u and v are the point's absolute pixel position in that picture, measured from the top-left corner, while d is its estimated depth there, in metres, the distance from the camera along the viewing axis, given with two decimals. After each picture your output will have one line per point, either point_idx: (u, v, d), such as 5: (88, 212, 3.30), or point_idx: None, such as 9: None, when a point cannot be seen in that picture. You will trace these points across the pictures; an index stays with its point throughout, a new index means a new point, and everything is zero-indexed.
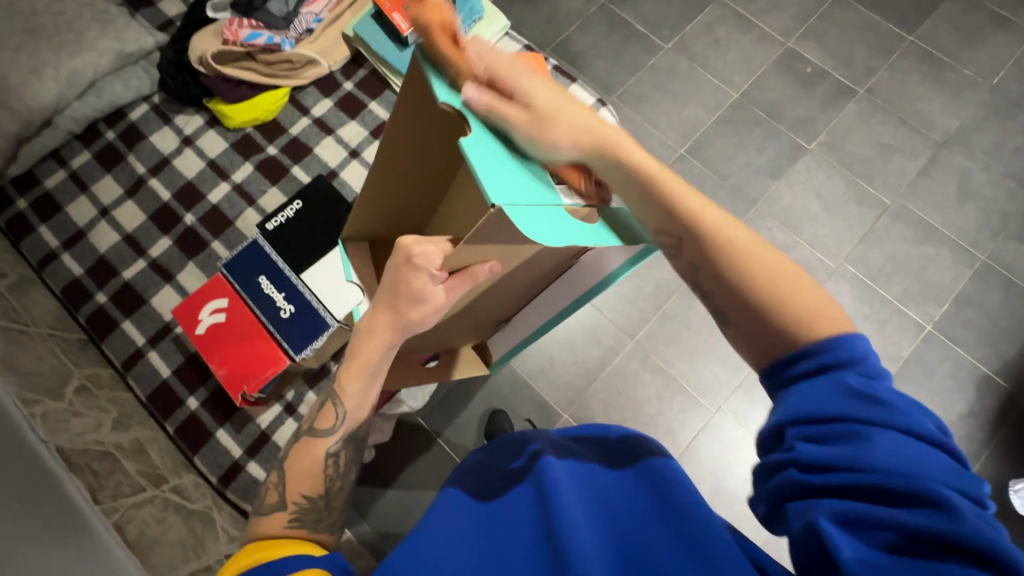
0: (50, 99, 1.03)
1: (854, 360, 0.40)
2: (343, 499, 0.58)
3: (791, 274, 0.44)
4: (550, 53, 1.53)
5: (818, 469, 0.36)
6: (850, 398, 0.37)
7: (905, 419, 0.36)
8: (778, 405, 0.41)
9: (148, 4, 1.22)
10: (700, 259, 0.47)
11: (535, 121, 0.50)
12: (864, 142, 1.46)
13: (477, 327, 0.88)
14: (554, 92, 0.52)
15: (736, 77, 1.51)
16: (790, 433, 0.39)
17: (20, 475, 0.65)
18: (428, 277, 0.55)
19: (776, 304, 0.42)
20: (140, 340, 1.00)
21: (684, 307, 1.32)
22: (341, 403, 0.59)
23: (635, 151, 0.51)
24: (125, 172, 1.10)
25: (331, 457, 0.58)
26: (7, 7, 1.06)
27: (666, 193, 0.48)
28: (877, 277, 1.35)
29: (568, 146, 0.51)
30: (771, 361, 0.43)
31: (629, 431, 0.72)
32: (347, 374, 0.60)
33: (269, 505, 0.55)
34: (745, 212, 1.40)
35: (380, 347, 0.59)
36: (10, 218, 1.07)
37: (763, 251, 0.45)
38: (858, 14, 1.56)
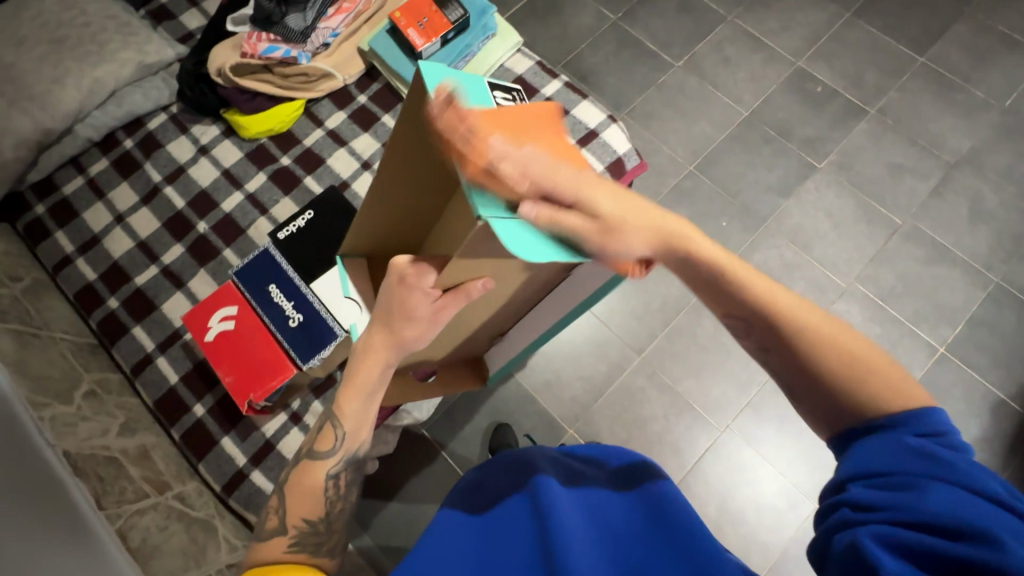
0: (72, 108, 1.06)
1: (924, 427, 0.41)
2: (344, 522, 0.59)
3: (865, 350, 0.44)
4: (561, 69, 1.54)
5: (871, 507, 0.39)
6: (913, 455, 0.39)
7: (965, 473, 0.38)
8: (841, 459, 0.43)
9: (170, 18, 1.26)
10: (773, 343, 0.47)
11: (602, 230, 0.48)
12: (874, 161, 1.46)
13: (471, 342, 0.87)
14: (616, 192, 0.50)
15: (746, 95, 1.52)
16: (849, 479, 0.41)
17: (28, 478, 0.66)
18: (423, 293, 0.54)
19: (851, 385, 0.44)
20: (149, 346, 1.00)
21: (693, 323, 1.31)
22: (340, 424, 0.58)
23: (703, 244, 0.50)
24: (142, 180, 1.12)
25: (331, 479, 0.58)
26: (34, 19, 1.09)
27: (743, 288, 0.48)
28: (888, 297, 1.34)
29: (641, 247, 0.50)
30: (841, 430, 0.45)
31: (621, 449, 0.72)
32: (342, 397, 0.59)
33: (269, 530, 0.54)
34: (754, 230, 1.40)
35: (377, 366, 0.57)
36: (28, 223, 1.09)
37: (840, 331, 0.45)
38: (868, 35, 1.57)
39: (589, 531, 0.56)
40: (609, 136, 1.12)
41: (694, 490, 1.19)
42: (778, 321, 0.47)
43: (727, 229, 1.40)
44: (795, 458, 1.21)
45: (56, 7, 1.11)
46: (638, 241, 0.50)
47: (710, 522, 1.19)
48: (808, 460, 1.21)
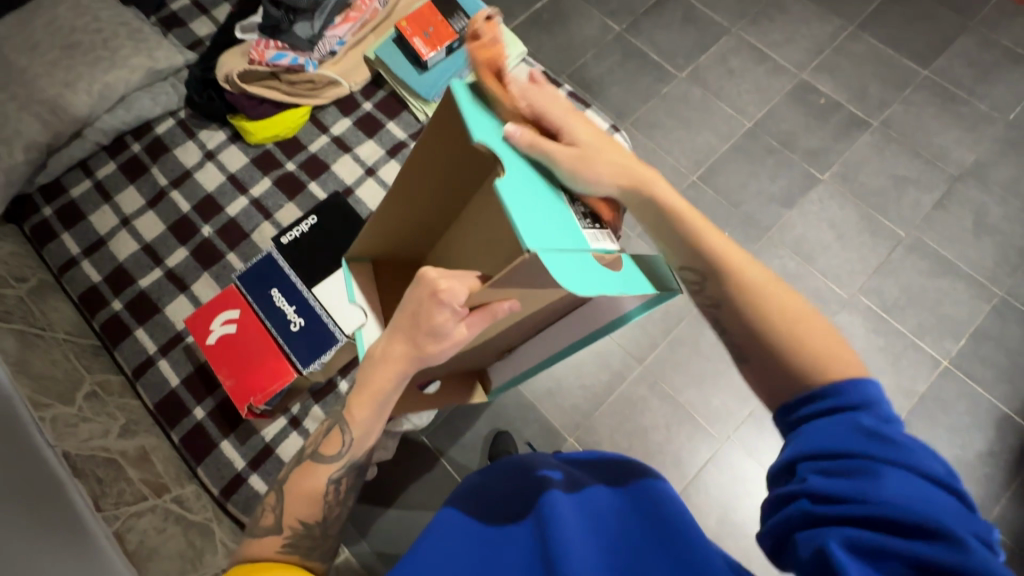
0: (82, 112, 1.07)
1: (867, 402, 0.42)
2: (338, 527, 0.59)
3: (803, 309, 0.48)
4: (566, 78, 1.56)
5: (829, 499, 0.39)
6: (860, 438, 0.40)
7: (913, 457, 0.39)
8: (790, 442, 0.44)
9: (181, 25, 1.28)
10: (723, 296, 0.50)
11: (577, 157, 0.53)
12: (878, 173, 1.46)
13: (475, 357, 0.86)
14: (592, 132, 0.56)
15: (749, 106, 1.53)
16: (805, 467, 0.41)
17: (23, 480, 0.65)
18: (450, 313, 0.53)
19: (790, 343, 0.46)
20: (152, 348, 1.01)
21: (694, 333, 1.31)
22: (349, 430, 0.59)
23: (669, 191, 0.55)
24: (148, 184, 1.13)
25: (333, 484, 0.58)
26: (47, 25, 1.11)
27: (692, 229, 0.52)
28: (891, 309, 1.33)
29: (610, 182, 0.54)
30: (786, 399, 0.46)
31: (619, 455, 0.72)
32: (356, 402, 0.59)
33: (264, 528, 0.54)
34: (756, 240, 1.40)
35: (393, 376, 0.57)
36: (35, 224, 1.10)
37: (781, 293, 0.49)
38: (871, 48, 1.58)
39: (589, 530, 0.56)
40: None
41: (694, 501, 1.18)
42: (726, 278, 0.50)
43: (730, 239, 1.40)
44: None
45: (69, 14, 1.13)
46: (608, 175, 0.54)
47: (710, 534, 1.18)
48: None
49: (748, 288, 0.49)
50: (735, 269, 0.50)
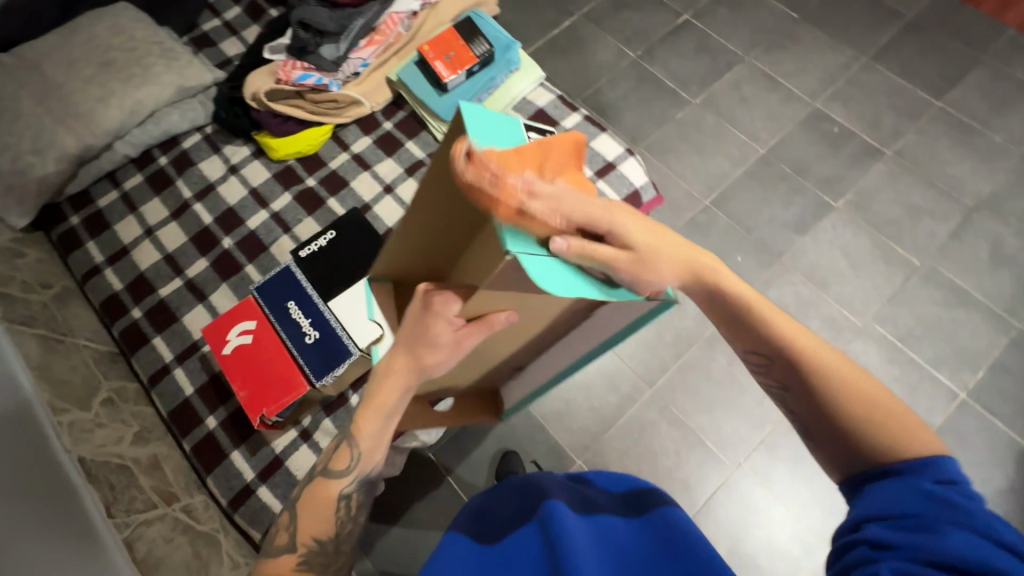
0: (113, 126, 1.11)
1: (938, 474, 0.44)
2: (351, 543, 0.59)
3: (877, 391, 0.49)
4: (581, 102, 1.59)
5: (887, 546, 0.41)
6: (929, 500, 0.42)
7: (982, 521, 0.40)
8: (856, 504, 0.46)
9: (211, 45, 1.33)
10: (792, 381, 0.52)
11: (636, 261, 0.50)
12: (891, 202, 1.46)
13: (488, 374, 0.87)
14: (645, 223, 0.52)
15: (762, 133, 1.54)
16: (868, 522, 0.43)
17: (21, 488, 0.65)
18: (447, 323, 0.55)
19: (859, 423, 0.48)
20: (167, 357, 1.02)
21: (706, 357, 1.30)
22: (356, 445, 0.58)
23: (732, 279, 0.53)
24: (173, 196, 1.16)
25: (343, 499, 0.58)
26: (85, 43, 1.16)
27: (764, 320, 0.52)
28: (906, 339, 1.32)
29: (673, 277, 0.52)
30: (857, 473, 0.48)
31: (631, 479, 0.71)
32: (361, 416, 0.58)
33: (278, 546, 0.55)
34: (769, 266, 1.40)
35: (396, 389, 0.58)
36: (62, 232, 1.13)
37: (845, 370, 0.50)
38: (885, 78, 1.60)
39: (600, 554, 0.56)
40: (626, 168, 1.14)
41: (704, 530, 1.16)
42: (794, 362, 0.51)
43: (742, 263, 1.40)
44: (810, 501, 1.17)
45: (106, 32, 1.18)
46: (670, 268, 0.52)
47: None
48: (824, 504, 1.17)
49: (819, 374, 0.50)
50: (804, 351, 0.51)
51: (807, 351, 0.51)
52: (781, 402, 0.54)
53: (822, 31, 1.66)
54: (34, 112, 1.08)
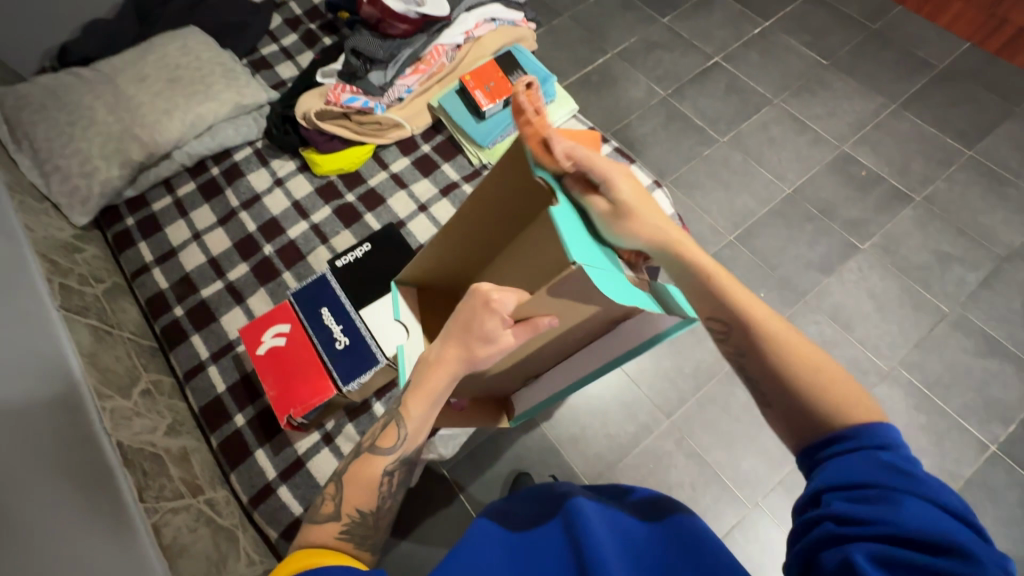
0: (173, 136, 1.20)
1: (884, 442, 0.44)
2: (388, 519, 0.61)
3: (822, 359, 0.49)
4: (611, 136, 1.64)
5: (850, 520, 0.40)
6: (882, 470, 0.42)
7: (926, 487, 0.40)
8: (812, 477, 0.45)
9: (268, 68, 1.43)
10: (748, 345, 0.51)
11: (616, 213, 0.60)
12: (920, 248, 1.45)
13: (503, 379, 0.89)
14: (638, 190, 0.61)
15: (789, 173, 1.56)
16: (828, 495, 0.43)
17: (60, 469, 0.69)
18: (500, 321, 0.57)
19: (810, 390, 0.47)
20: (204, 354, 1.07)
21: (726, 391, 1.29)
22: (404, 425, 0.60)
23: (695, 251, 0.57)
24: (221, 204, 1.23)
25: (386, 475, 0.60)
26: (156, 60, 1.26)
27: (719, 287, 0.54)
28: (934, 386, 1.29)
29: (641, 240, 0.59)
30: (809, 441, 0.47)
31: (646, 490, 0.74)
32: (410, 400, 0.61)
33: (324, 514, 0.57)
34: (793, 304, 1.39)
35: (445, 377, 0.60)
36: (117, 232, 1.21)
37: (808, 345, 0.50)
38: (914, 126, 1.61)
39: (620, 545, 0.58)
40: None
41: None
42: (747, 327, 0.51)
43: (766, 300, 1.40)
44: None
45: (176, 52, 1.28)
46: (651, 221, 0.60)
47: None
48: None
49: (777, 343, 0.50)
50: (755, 318, 0.51)
51: (761, 320, 0.51)
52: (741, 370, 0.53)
53: (851, 77, 1.70)
54: (105, 121, 1.17)
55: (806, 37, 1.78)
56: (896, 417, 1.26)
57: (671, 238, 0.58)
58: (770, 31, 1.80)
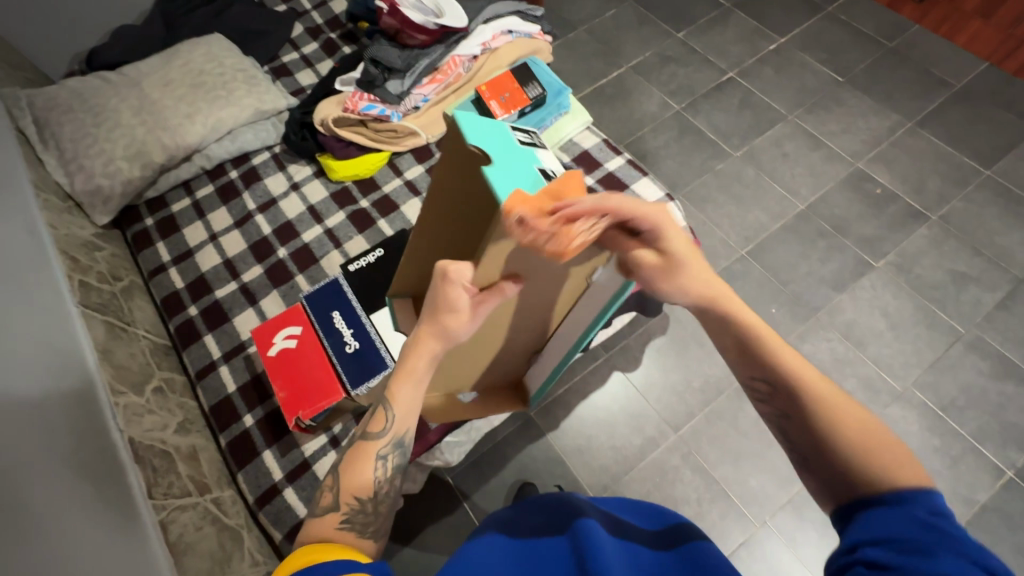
0: (194, 139, 1.23)
1: (929, 504, 0.42)
2: (389, 504, 0.58)
3: (870, 421, 0.46)
4: (624, 148, 1.65)
5: (883, 568, 0.38)
6: (922, 528, 0.40)
7: (972, 549, 0.38)
8: (849, 531, 0.43)
9: (288, 75, 1.46)
10: (795, 411, 0.49)
11: (665, 268, 0.53)
12: (935, 267, 1.43)
13: (502, 362, 0.93)
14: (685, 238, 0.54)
15: (802, 189, 1.56)
16: (865, 548, 0.41)
17: (77, 464, 0.70)
18: (462, 290, 0.58)
19: (856, 454, 0.45)
20: (216, 354, 1.08)
21: (735, 407, 1.28)
22: (391, 408, 0.59)
23: (745, 311, 0.52)
24: (238, 206, 1.25)
25: (380, 458, 0.59)
26: (181, 66, 1.29)
27: (770, 352, 0.50)
28: (948, 408, 1.27)
29: (691, 297, 0.53)
30: (845, 500, 0.45)
31: (671, 513, 0.72)
32: (395, 384, 0.59)
33: (323, 506, 0.55)
34: (804, 320, 1.38)
35: (425, 356, 0.58)
36: (136, 231, 1.24)
37: (857, 413, 0.47)
38: (930, 144, 1.60)
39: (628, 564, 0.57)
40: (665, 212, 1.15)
41: None
42: (793, 389, 0.49)
43: (777, 315, 1.39)
44: None
45: (200, 58, 1.32)
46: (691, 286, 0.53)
47: None
48: None
49: (818, 404, 0.48)
50: (802, 382, 0.48)
51: (809, 382, 0.48)
52: (781, 432, 0.51)
53: (867, 95, 1.70)
54: (129, 123, 1.20)
55: (822, 54, 1.78)
56: (908, 438, 1.24)
57: (707, 296, 0.53)
58: (786, 47, 1.80)
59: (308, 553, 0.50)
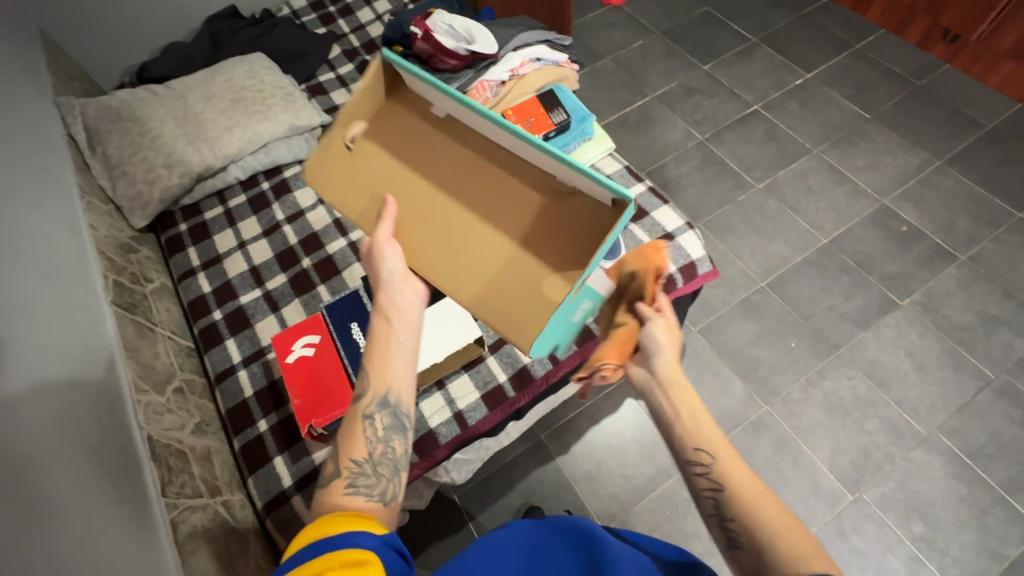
0: (231, 151, 1.29)
1: None
2: (391, 467, 0.57)
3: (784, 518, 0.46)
4: (646, 175, 1.66)
5: None
6: None
7: None
8: None
9: (323, 93, 1.52)
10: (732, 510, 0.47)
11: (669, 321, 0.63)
12: (964, 308, 1.40)
13: (557, 209, 0.67)
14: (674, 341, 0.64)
15: (826, 223, 1.55)
16: None
17: (97, 461, 0.72)
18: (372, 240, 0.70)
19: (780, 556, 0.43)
20: (236, 358, 1.11)
21: (749, 442, 1.26)
22: (365, 371, 0.58)
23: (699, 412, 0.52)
24: (267, 217, 1.30)
25: (368, 418, 0.57)
26: (223, 82, 1.37)
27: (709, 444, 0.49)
28: (976, 456, 1.22)
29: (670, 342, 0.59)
30: None
31: (651, 539, 0.71)
32: (370, 345, 0.59)
33: (327, 474, 0.55)
34: (825, 356, 1.35)
35: (378, 316, 0.60)
36: (170, 236, 1.29)
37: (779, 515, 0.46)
38: (959, 183, 1.58)
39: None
40: (684, 240, 1.14)
41: None
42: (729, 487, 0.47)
43: (797, 349, 1.37)
44: None
45: (242, 76, 1.39)
46: (663, 365, 0.57)
47: None
48: None
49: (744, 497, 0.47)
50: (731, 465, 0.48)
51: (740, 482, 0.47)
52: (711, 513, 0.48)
53: (894, 132, 1.69)
54: (172, 134, 1.27)
55: (849, 90, 1.78)
56: (933, 485, 1.19)
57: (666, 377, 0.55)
58: (812, 83, 1.81)
59: (322, 528, 0.49)
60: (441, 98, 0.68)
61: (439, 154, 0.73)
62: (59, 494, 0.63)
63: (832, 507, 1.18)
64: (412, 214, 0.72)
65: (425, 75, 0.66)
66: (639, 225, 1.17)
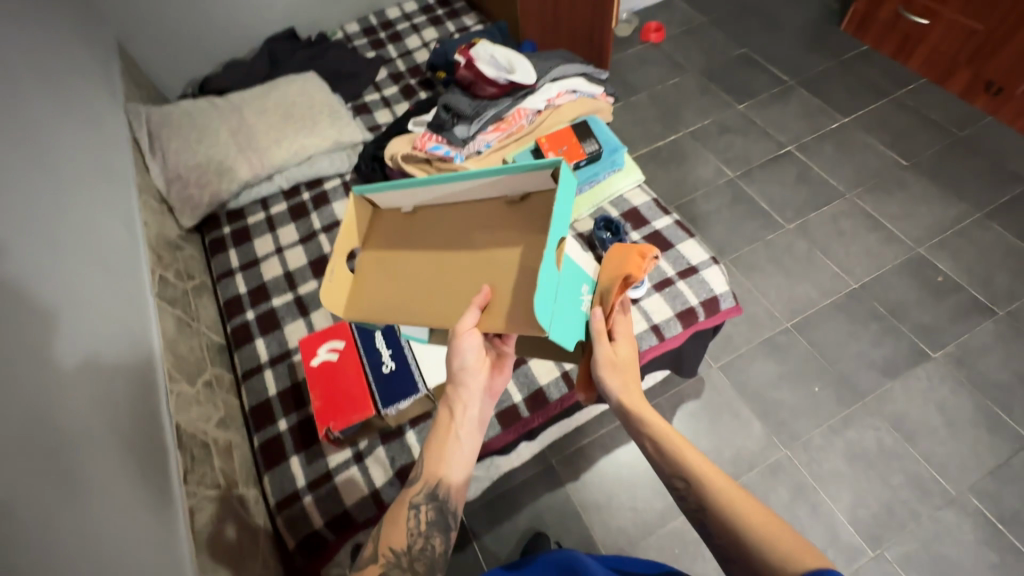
0: (277, 162, 1.37)
1: None
2: (426, 564, 0.63)
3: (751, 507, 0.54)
4: (674, 209, 1.68)
5: None
6: None
7: None
8: None
9: (368, 112, 1.60)
10: (716, 525, 0.55)
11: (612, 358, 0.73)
12: (1001, 366, 1.35)
13: (523, 216, 0.71)
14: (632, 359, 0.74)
15: (856, 268, 1.52)
16: None
17: (131, 442, 0.77)
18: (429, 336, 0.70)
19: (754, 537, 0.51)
20: (263, 358, 1.15)
21: (766, 485, 1.23)
22: (423, 461, 0.70)
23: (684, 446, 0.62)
24: (305, 225, 1.35)
25: (415, 508, 0.66)
26: (277, 99, 1.47)
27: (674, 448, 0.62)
28: (1009, 522, 1.16)
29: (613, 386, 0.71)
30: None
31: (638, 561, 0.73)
32: (433, 440, 0.71)
33: (364, 558, 0.63)
34: (850, 404, 1.32)
35: (443, 411, 0.71)
36: (214, 237, 1.36)
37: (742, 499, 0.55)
38: (1000, 237, 1.54)
39: None
40: (708, 274, 1.14)
41: None
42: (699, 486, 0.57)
43: (820, 394, 1.34)
44: None
45: (294, 93, 1.48)
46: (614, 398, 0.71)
47: None
48: None
49: (722, 495, 0.56)
50: (708, 484, 0.57)
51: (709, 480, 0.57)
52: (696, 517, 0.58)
53: (932, 180, 1.66)
54: (225, 143, 1.36)
55: (887, 137, 1.77)
56: (961, 549, 1.14)
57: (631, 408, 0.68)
58: (848, 128, 1.81)
59: None
60: (413, 192, 0.72)
61: (412, 232, 0.75)
62: (94, 467, 0.67)
63: (851, 562, 1.14)
64: (429, 292, 0.70)
65: (391, 184, 0.70)
66: (664, 257, 1.18)
